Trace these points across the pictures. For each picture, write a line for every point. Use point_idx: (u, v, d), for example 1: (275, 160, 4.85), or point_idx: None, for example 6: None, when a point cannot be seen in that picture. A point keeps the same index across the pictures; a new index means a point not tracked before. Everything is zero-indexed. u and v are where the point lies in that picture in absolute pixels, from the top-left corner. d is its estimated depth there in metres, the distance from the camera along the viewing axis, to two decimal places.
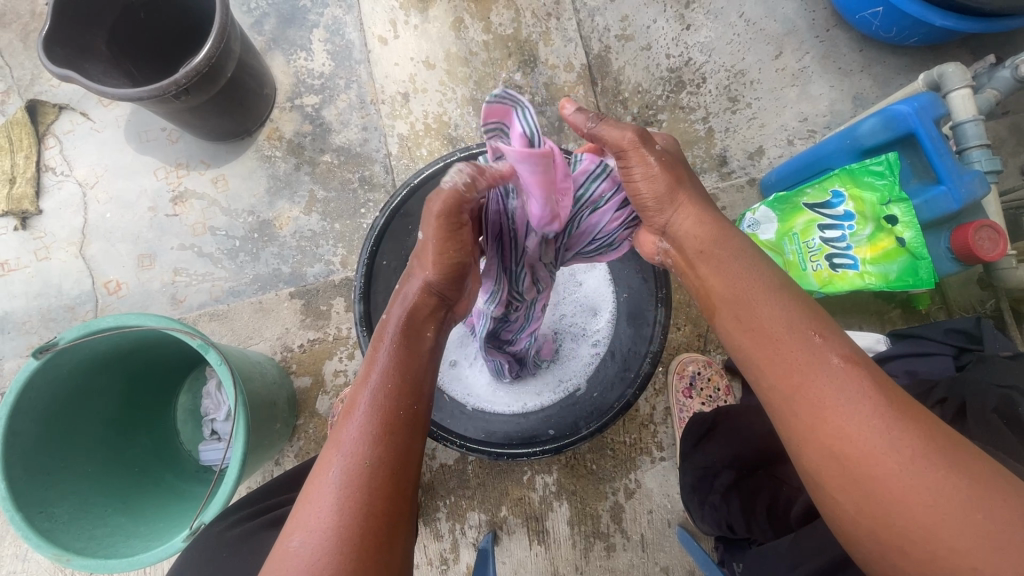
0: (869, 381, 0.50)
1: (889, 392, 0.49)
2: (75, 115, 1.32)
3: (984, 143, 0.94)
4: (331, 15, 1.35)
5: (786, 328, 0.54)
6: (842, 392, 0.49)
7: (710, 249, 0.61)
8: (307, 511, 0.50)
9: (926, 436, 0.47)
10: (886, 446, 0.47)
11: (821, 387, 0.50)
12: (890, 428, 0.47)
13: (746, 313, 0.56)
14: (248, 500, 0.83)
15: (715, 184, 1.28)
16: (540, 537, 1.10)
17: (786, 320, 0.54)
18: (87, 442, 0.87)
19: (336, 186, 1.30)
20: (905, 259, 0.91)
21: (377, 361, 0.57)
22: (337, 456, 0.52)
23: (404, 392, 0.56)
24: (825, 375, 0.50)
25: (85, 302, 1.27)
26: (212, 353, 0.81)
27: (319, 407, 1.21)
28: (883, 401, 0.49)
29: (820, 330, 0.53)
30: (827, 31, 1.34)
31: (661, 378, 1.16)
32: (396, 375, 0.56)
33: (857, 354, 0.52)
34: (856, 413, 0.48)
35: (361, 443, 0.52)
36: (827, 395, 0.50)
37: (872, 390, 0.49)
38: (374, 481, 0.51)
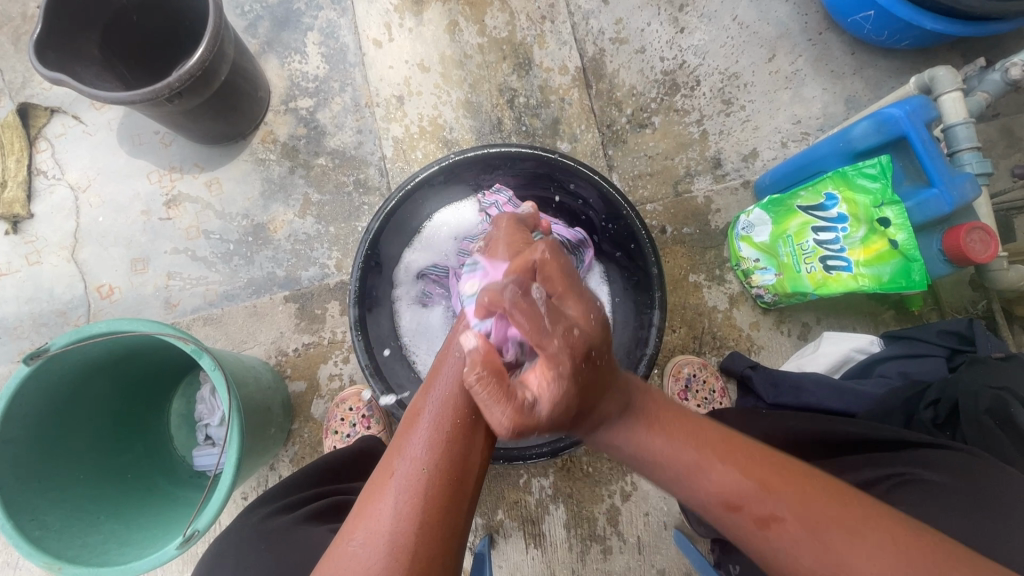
0: (798, 527, 0.50)
1: (821, 526, 0.49)
2: (66, 118, 1.31)
3: (975, 146, 0.95)
4: (325, 18, 1.35)
5: (704, 496, 0.54)
6: (784, 547, 0.50)
7: (607, 445, 0.59)
8: (365, 515, 0.51)
9: (874, 551, 0.47)
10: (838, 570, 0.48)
11: (770, 545, 0.51)
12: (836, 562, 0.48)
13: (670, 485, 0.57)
14: (267, 496, 0.80)
15: (709, 187, 1.29)
16: (536, 541, 1.10)
17: (704, 488, 0.54)
18: (78, 449, 0.86)
19: (331, 190, 1.29)
20: (898, 262, 0.91)
21: (448, 368, 0.60)
22: (401, 460, 0.53)
23: (474, 400, 0.58)
24: (757, 535, 0.52)
25: (77, 307, 1.26)
26: (205, 358, 0.80)
27: (314, 411, 1.20)
28: (821, 539, 0.49)
29: (733, 491, 0.53)
30: (820, 34, 1.35)
31: (657, 381, 1.18)
32: (466, 384, 0.58)
33: (765, 482, 0.53)
34: (803, 563, 0.49)
35: (424, 448, 0.54)
36: (773, 552, 0.51)
37: (800, 529, 0.50)
38: (436, 487, 0.52)
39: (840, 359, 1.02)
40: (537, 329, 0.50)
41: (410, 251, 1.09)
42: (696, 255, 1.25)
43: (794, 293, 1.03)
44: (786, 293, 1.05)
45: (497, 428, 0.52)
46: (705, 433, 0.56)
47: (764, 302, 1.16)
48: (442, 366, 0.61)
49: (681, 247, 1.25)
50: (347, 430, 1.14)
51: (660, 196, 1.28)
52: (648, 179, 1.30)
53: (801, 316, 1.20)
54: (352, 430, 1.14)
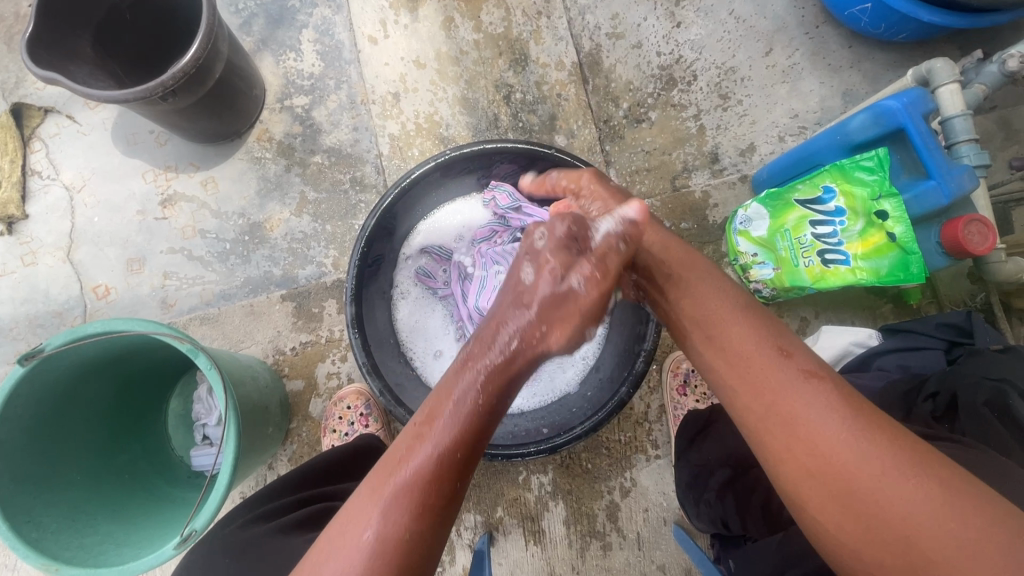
0: (834, 393, 0.52)
1: (850, 394, 0.52)
2: (61, 118, 1.30)
3: (973, 138, 0.94)
4: (320, 16, 1.34)
5: (754, 339, 0.56)
6: (806, 397, 0.52)
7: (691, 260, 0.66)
8: (334, 558, 0.51)
9: (890, 440, 0.49)
10: (848, 434, 0.49)
11: (785, 393, 0.53)
12: (856, 436, 0.49)
13: (716, 329, 0.59)
14: (251, 502, 0.79)
15: (707, 182, 1.28)
16: (536, 538, 1.10)
17: (758, 335, 0.57)
18: (75, 450, 0.86)
19: (327, 188, 1.29)
20: (896, 255, 0.91)
21: (440, 420, 0.56)
22: (373, 511, 0.52)
23: (459, 459, 0.55)
24: (794, 385, 0.53)
25: (74, 308, 1.26)
26: (201, 357, 0.79)
27: (313, 410, 1.20)
28: (844, 403, 0.51)
29: (786, 340, 0.56)
30: (817, 28, 1.34)
31: (656, 375, 1.16)
32: (457, 442, 0.55)
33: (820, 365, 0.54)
34: (825, 420, 0.50)
35: (409, 486, 0.53)
36: (796, 402, 0.52)
37: (838, 401, 0.51)
38: (409, 548, 0.51)
39: (839, 353, 1.02)
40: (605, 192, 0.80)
41: (407, 248, 1.09)
42: (694, 250, 1.24)
43: (793, 288, 1.02)
44: (784, 288, 1.04)
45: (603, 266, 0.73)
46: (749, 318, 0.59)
47: (762, 297, 1.16)
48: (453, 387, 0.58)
49: None
50: (345, 429, 1.13)
51: (657, 191, 1.28)
52: (645, 175, 1.29)
53: (798, 311, 1.20)
54: (350, 429, 1.14)
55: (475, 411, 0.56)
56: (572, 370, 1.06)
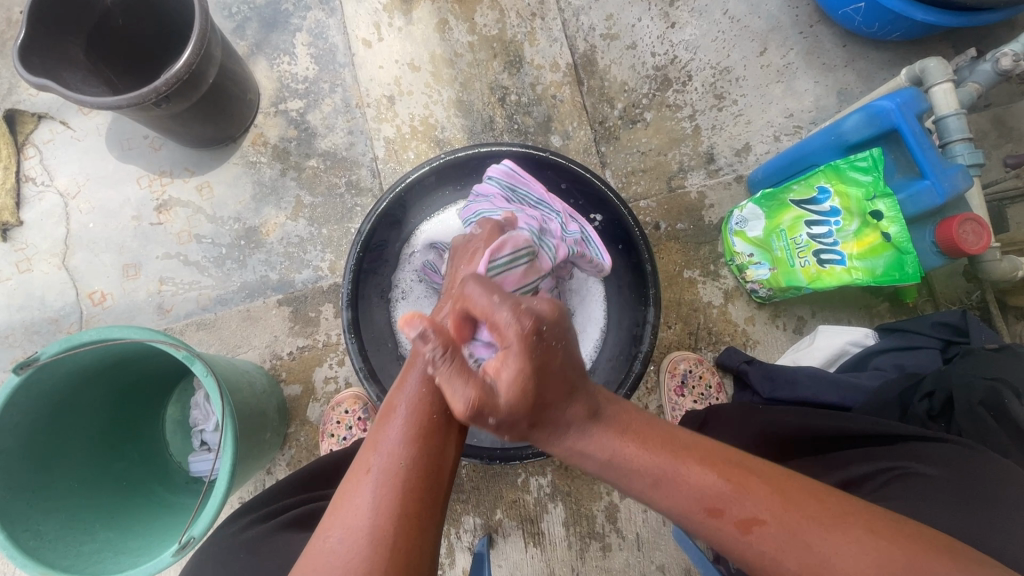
0: (778, 528, 0.48)
1: (799, 524, 0.48)
2: (54, 124, 1.30)
3: (967, 137, 0.95)
4: (314, 19, 1.34)
5: (681, 506, 0.50)
6: (765, 540, 0.48)
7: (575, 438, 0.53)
8: (343, 508, 0.50)
9: (858, 545, 0.46)
10: (807, 558, 0.47)
11: (743, 540, 0.48)
12: (825, 563, 0.46)
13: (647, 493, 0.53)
14: (244, 509, 0.79)
15: (703, 182, 1.28)
16: (535, 540, 1.10)
17: (686, 493, 0.50)
18: (73, 457, 0.86)
19: (323, 191, 1.29)
20: (891, 254, 0.91)
21: (416, 365, 0.58)
22: (374, 455, 0.52)
23: (440, 396, 0.56)
24: (737, 540, 0.49)
25: (70, 315, 1.25)
26: (197, 364, 0.79)
27: (310, 414, 1.20)
28: (802, 534, 0.47)
29: (714, 494, 0.49)
30: (811, 27, 1.34)
31: (654, 377, 1.18)
32: (434, 379, 0.57)
33: (739, 482, 0.50)
34: (785, 565, 0.47)
35: (400, 444, 0.52)
36: (756, 548, 0.48)
37: (785, 534, 0.47)
38: (414, 481, 0.51)
39: (835, 352, 1.03)
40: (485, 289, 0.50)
41: (411, 242, 1.06)
42: (690, 250, 1.25)
43: (788, 287, 1.03)
44: (781, 287, 1.05)
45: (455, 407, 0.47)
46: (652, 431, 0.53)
47: (759, 296, 1.16)
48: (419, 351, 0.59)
49: (675, 242, 1.25)
50: (343, 433, 1.14)
51: (653, 192, 1.28)
52: (641, 175, 1.29)
53: (795, 310, 1.20)
54: (347, 433, 1.13)
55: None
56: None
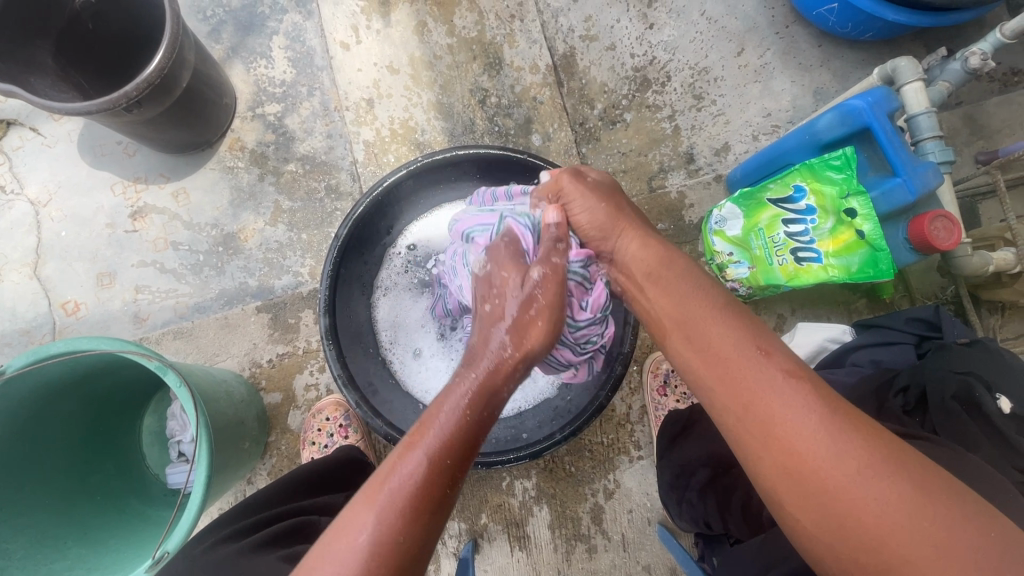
0: (811, 392, 0.51)
1: (830, 395, 0.52)
2: (24, 130, 1.27)
3: (937, 134, 0.96)
4: (290, 22, 1.33)
5: (731, 341, 0.56)
6: (781, 394, 0.52)
7: (661, 251, 0.68)
8: (319, 568, 0.50)
9: (862, 433, 0.49)
10: (819, 421, 0.49)
11: (760, 395, 0.52)
12: (837, 442, 0.48)
13: (693, 331, 0.59)
14: (223, 520, 0.77)
15: (683, 182, 1.29)
16: (521, 543, 1.09)
17: (733, 335, 0.57)
18: (46, 473, 0.84)
19: (302, 196, 1.27)
20: (865, 251, 0.92)
21: (432, 430, 0.55)
22: (365, 522, 0.50)
23: (450, 474, 0.53)
24: (764, 385, 0.53)
25: (42, 326, 1.22)
26: (170, 375, 0.77)
27: (291, 422, 1.18)
28: (827, 406, 0.51)
29: (763, 343, 0.56)
30: (787, 28, 1.36)
31: (636, 377, 1.16)
32: (460, 430, 0.55)
33: (801, 366, 0.54)
34: (798, 417, 0.50)
35: (407, 490, 0.52)
36: (773, 401, 0.52)
37: (813, 397, 0.51)
38: (405, 553, 0.50)
39: (814, 350, 1.04)
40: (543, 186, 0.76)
41: (396, 243, 1.06)
42: None
43: (767, 286, 1.02)
44: (760, 287, 1.04)
45: (583, 220, 0.75)
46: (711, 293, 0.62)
47: (739, 296, 1.16)
48: (446, 399, 0.57)
49: None
50: (324, 441, 1.13)
51: (634, 192, 1.29)
52: (622, 176, 1.30)
53: (776, 308, 1.21)
54: (329, 441, 1.12)
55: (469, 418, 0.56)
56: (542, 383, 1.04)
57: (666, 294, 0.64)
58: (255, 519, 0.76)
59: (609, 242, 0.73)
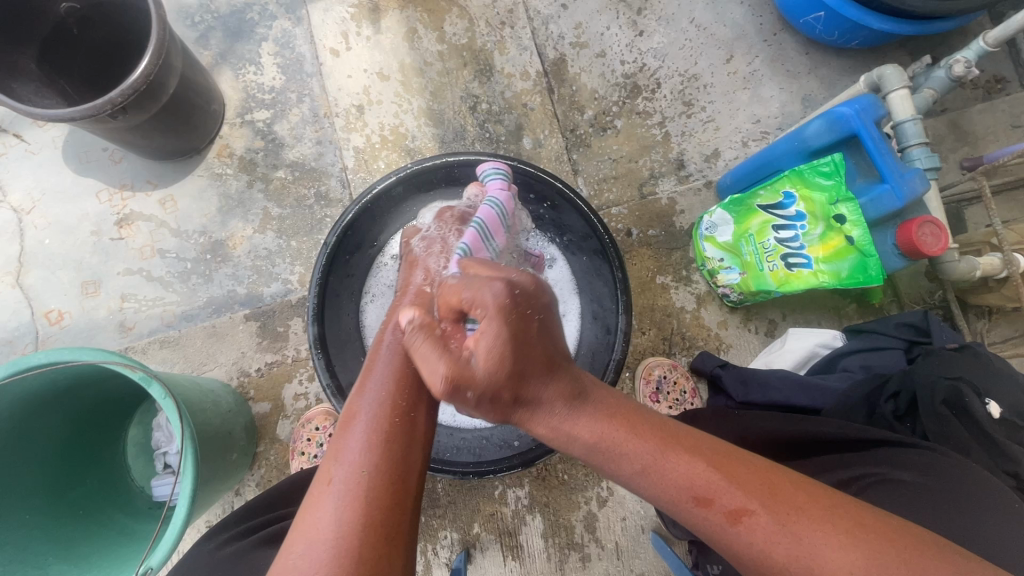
0: (768, 518, 0.48)
1: (790, 518, 0.47)
2: (7, 137, 1.25)
3: (923, 141, 0.97)
4: (280, 28, 1.32)
5: (671, 495, 0.50)
6: (755, 539, 0.47)
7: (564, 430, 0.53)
8: (307, 523, 0.50)
9: (847, 546, 0.45)
10: (795, 550, 0.46)
11: (735, 538, 0.48)
12: (823, 568, 0.45)
13: (639, 490, 0.53)
14: (210, 532, 0.75)
15: (673, 188, 1.30)
16: (514, 553, 1.08)
17: (672, 483, 0.50)
18: (25, 489, 0.82)
19: (292, 203, 1.26)
20: (855, 257, 0.92)
21: (374, 373, 0.61)
22: (337, 466, 0.52)
23: (400, 398, 0.58)
24: (728, 530, 0.48)
25: (24, 336, 1.20)
26: (154, 386, 0.76)
27: (280, 432, 1.16)
28: (795, 534, 0.47)
29: (701, 483, 0.50)
30: (775, 35, 1.37)
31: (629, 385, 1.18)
32: (394, 386, 0.59)
33: (745, 488, 0.49)
34: (775, 555, 0.47)
35: (360, 452, 0.53)
36: (747, 545, 0.48)
37: (776, 526, 0.47)
38: (371, 491, 0.51)
39: (805, 355, 1.04)
40: (471, 292, 0.55)
41: (384, 251, 1.07)
42: (661, 256, 1.25)
43: (758, 291, 1.05)
44: (751, 291, 1.07)
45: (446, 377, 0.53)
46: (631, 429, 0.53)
47: (731, 301, 1.18)
48: (375, 364, 0.62)
49: (647, 249, 1.25)
50: (314, 451, 1.12)
51: (625, 199, 1.29)
52: (613, 183, 1.30)
53: (767, 313, 1.21)
54: (318, 451, 1.12)
55: (401, 351, 0.62)
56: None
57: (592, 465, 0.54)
58: (235, 531, 0.75)
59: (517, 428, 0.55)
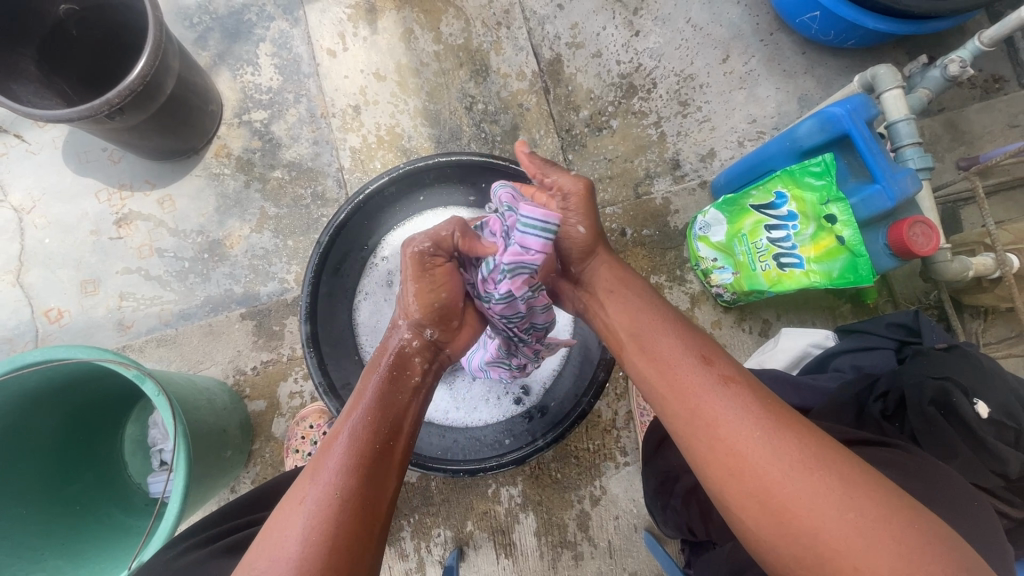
0: (749, 394, 0.56)
1: (768, 400, 0.56)
2: (8, 137, 1.27)
3: (916, 142, 0.97)
4: (278, 29, 1.33)
5: (679, 352, 0.61)
6: (726, 402, 0.55)
7: (628, 280, 0.73)
8: (274, 536, 0.52)
9: (805, 439, 0.52)
10: (758, 421, 0.54)
11: (707, 401, 0.56)
12: (774, 446, 0.52)
13: (648, 346, 0.64)
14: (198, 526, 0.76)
15: (668, 188, 1.30)
16: (507, 551, 1.09)
17: (678, 347, 0.62)
18: (22, 485, 0.83)
19: (288, 203, 1.27)
20: (846, 257, 0.92)
21: (361, 398, 0.64)
22: (311, 486, 0.54)
23: (382, 427, 0.61)
24: (714, 393, 0.57)
25: (24, 334, 1.21)
26: (148, 384, 0.77)
27: (275, 430, 1.17)
28: (765, 411, 0.54)
29: (707, 350, 0.61)
30: (771, 35, 1.37)
31: (622, 383, 1.14)
32: (377, 412, 0.62)
33: (739, 373, 0.59)
34: (741, 422, 0.54)
35: (334, 473, 0.55)
36: (719, 407, 0.55)
37: (753, 402, 0.55)
38: (343, 511, 0.53)
39: (798, 355, 1.04)
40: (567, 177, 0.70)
41: (377, 252, 1.06)
42: (656, 256, 1.26)
43: (751, 291, 1.05)
44: (744, 291, 1.07)
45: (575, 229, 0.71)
46: (665, 313, 0.67)
47: (725, 300, 1.18)
48: (363, 391, 0.65)
49: (641, 249, 1.26)
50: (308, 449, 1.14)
51: (620, 199, 1.29)
52: (608, 183, 1.30)
53: (761, 313, 1.22)
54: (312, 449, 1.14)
55: (391, 381, 0.66)
56: (509, 400, 1.04)
57: (623, 311, 0.69)
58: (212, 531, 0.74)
59: (584, 261, 0.74)
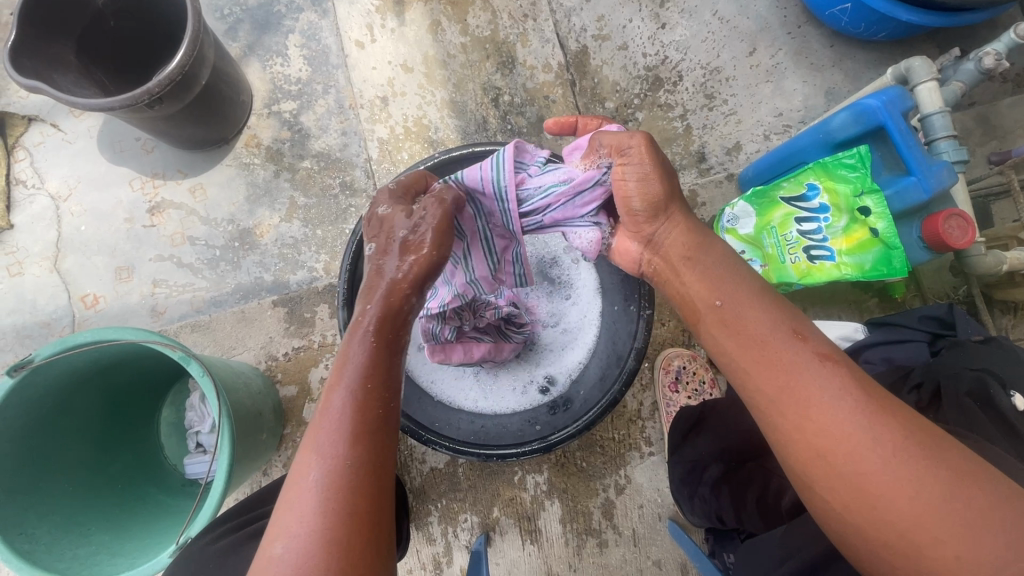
0: (846, 376, 0.52)
1: (866, 382, 0.52)
2: (45, 126, 1.30)
3: (951, 135, 0.96)
4: (306, 20, 1.34)
5: (769, 327, 0.56)
6: (822, 387, 0.51)
7: (704, 242, 0.66)
8: (288, 517, 0.49)
9: (906, 428, 0.49)
10: (855, 407, 0.50)
11: (800, 383, 0.52)
12: (871, 432, 0.49)
13: (730, 319, 0.59)
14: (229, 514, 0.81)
15: (694, 180, 1.30)
16: (533, 537, 1.11)
17: (767, 321, 0.57)
18: (64, 464, 0.85)
19: (317, 193, 1.29)
20: (879, 249, 0.93)
21: (352, 357, 0.56)
22: (316, 461, 0.50)
23: (382, 386, 0.55)
24: (808, 376, 0.52)
25: (62, 319, 1.24)
26: (193, 364, 0.79)
27: (306, 415, 1.20)
28: (862, 395, 0.51)
29: (797, 326, 0.56)
30: (799, 27, 1.36)
31: (647, 373, 1.16)
32: (373, 371, 0.55)
33: (833, 351, 0.54)
34: (837, 408, 0.50)
35: (338, 445, 0.51)
36: (812, 389, 0.52)
37: (851, 386, 0.51)
38: (358, 486, 0.50)
39: None
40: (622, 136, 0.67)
41: None
42: None
43: (779, 285, 1.01)
44: (771, 286, 1.02)
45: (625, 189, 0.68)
46: (747, 282, 0.61)
47: None
48: (349, 348, 0.57)
49: None
50: None
51: None
52: None
53: None
54: None
55: (383, 332, 0.58)
56: (534, 390, 1.04)
57: (701, 278, 0.63)
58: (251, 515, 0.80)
59: (651, 222, 0.69)
